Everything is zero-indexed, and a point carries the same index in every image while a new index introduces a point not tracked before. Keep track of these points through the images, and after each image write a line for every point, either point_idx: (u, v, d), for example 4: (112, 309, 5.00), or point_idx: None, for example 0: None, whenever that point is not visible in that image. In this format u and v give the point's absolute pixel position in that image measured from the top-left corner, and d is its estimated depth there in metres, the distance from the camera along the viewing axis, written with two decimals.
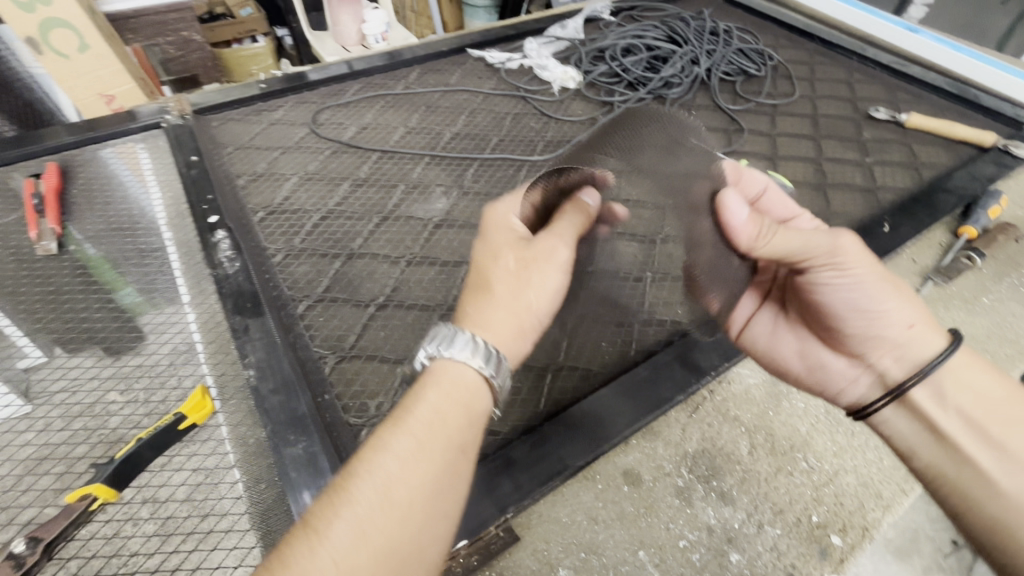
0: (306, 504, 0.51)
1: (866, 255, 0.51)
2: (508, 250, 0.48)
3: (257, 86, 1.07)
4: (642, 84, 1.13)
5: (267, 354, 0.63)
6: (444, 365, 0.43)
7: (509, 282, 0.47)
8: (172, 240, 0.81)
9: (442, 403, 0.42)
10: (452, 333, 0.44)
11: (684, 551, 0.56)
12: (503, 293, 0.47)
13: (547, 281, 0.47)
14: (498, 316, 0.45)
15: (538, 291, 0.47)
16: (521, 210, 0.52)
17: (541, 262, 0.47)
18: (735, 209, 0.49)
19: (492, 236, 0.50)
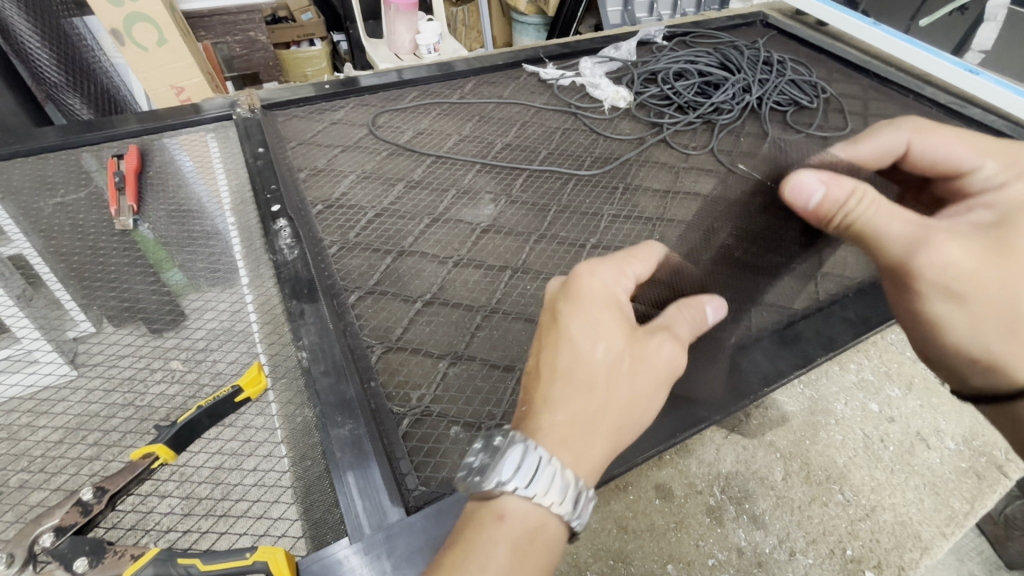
0: (350, 485, 0.53)
1: (958, 269, 0.39)
2: (619, 337, 0.43)
3: (322, 86, 1.13)
4: (692, 108, 1.14)
5: (320, 338, 0.66)
6: (518, 502, 0.39)
7: (618, 381, 0.42)
8: (234, 225, 0.86)
9: (534, 533, 0.39)
10: (532, 465, 0.38)
11: (712, 569, 0.57)
12: (603, 400, 0.41)
13: (644, 402, 0.44)
14: (602, 434, 0.41)
15: (637, 404, 0.43)
16: (619, 283, 0.46)
17: (655, 368, 0.44)
18: (804, 188, 0.42)
19: (596, 315, 0.44)
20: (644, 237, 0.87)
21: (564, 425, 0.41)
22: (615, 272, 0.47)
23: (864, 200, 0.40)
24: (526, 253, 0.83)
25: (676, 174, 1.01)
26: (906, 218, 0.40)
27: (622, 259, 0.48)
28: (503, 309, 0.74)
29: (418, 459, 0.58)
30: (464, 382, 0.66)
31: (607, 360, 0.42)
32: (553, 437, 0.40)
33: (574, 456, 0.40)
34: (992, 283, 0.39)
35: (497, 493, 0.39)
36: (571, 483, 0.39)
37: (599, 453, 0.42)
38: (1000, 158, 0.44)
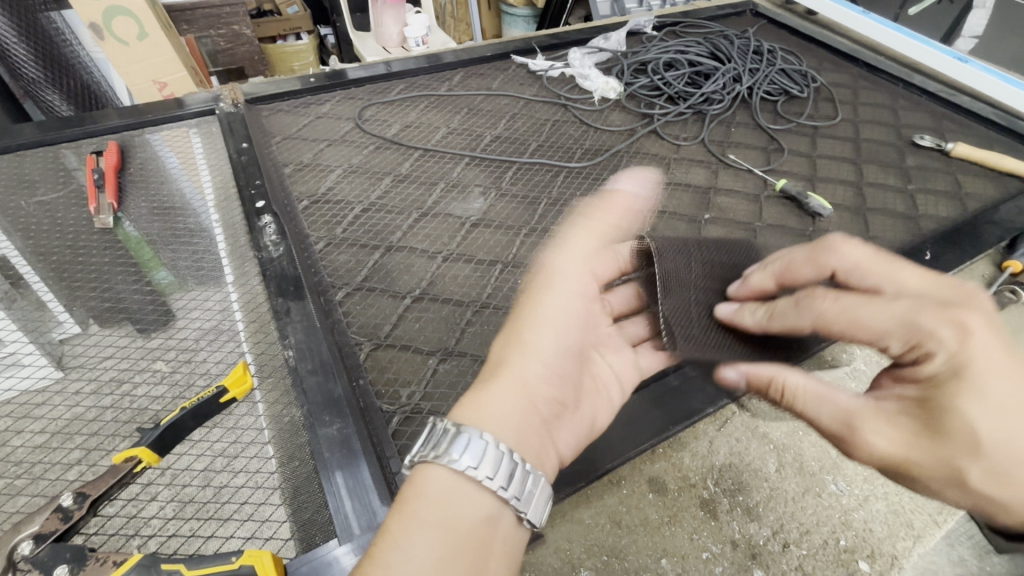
0: (338, 485, 0.52)
1: (886, 455, 0.41)
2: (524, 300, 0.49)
3: (307, 80, 1.11)
4: (683, 99, 1.13)
5: (307, 336, 0.65)
6: (428, 474, 0.38)
7: (518, 327, 0.46)
8: (219, 222, 0.84)
9: (443, 500, 0.37)
10: (442, 434, 0.39)
11: (707, 562, 0.56)
12: (503, 348, 0.45)
13: (539, 343, 0.45)
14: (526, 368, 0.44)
15: (534, 342, 0.45)
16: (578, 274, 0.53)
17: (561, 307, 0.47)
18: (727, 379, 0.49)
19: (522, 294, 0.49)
20: None
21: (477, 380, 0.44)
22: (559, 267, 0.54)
23: (786, 393, 0.46)
24: (516, 247, 0.82)
25: (667, 165, 1.00)
26: (833, 404, 0.44)
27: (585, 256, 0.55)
28: (494, 304, 0.73)
29: (408, 457, 0.57)
30: (455, 378, 0.65)
31: (526, 316, 0.46)
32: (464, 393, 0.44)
33: (473, 404, 0.42)
34: (934, 462, 0.38)
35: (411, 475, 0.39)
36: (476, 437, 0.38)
37: (506, 398, 0.42)
38: (924, 330, 0.40)
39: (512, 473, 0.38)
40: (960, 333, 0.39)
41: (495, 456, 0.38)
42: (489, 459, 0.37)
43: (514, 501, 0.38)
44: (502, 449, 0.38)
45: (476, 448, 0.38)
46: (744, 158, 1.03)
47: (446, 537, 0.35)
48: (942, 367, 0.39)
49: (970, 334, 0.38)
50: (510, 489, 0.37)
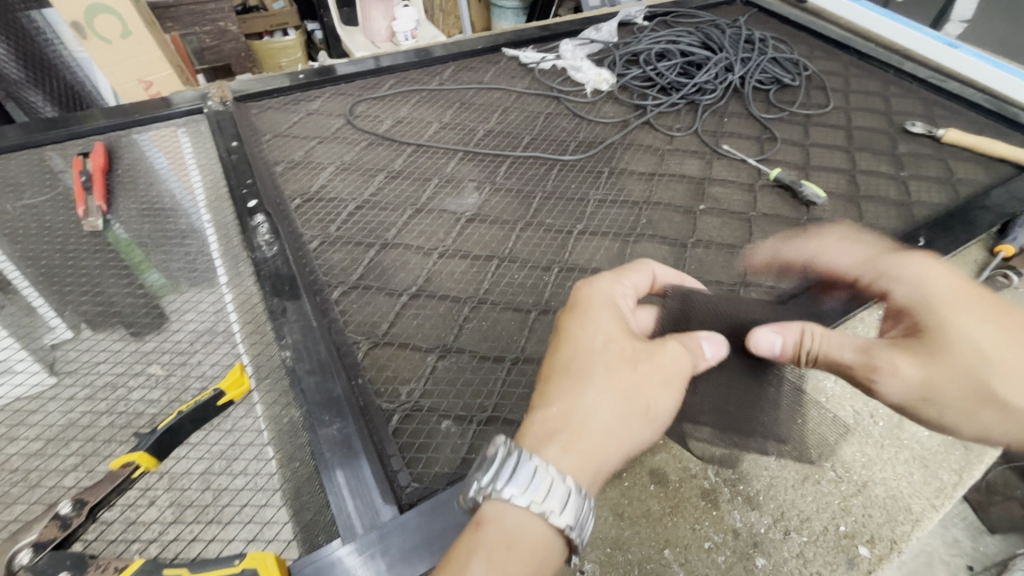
0: (339, 484, 0.52)
1: (916, 375, 0.45)
2: (621, 338, 0.48)
3: (297, 77, 1.10)
4: (675, 90, 1.13)
5: (304, 336, 0.64)
6: (498, 508, 0.41)
7: (618, 372, 0.46)
8: (210, 223, 0.83)
9: (513, 536, 0.40)
10: (509, 464, 0.41)
11: (710, 552, 0.54)
12: (603, 394, 0.44)
13: (652, 405, 0.46)
14: (602, 414, 0.44)
15: (645, 404, 0.46)
16: (621, 294, 0.54)
17: (652, 354, 0.48)
18: (765, 341, 0.52)
19: (595, 313, 0.50)
20: (630, 221, 0.86)
21: (557, 419, 0.44)
22: (614, 283, 0.54)
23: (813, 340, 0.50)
24: (512, 241, 0.82)
25: (661, 156, 1.00)
26: (851, 341, 0.49)
27: (625, 274, 0.55)
28: (491, 299, 0.73)
29: (409, 455, 0.57)
30: (454, 375, 0.64)
31: (601, 360, 0.46)
32: (543, 432, 0.43)
33: (565, 450, 0.43)
34: (953, 376, 0.44)
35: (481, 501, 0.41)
36: (550, 481, 0.40)
37: (601, 447, 0.44)
38: (888, 273, 0.52)
39: (577, 510, 0.40)
40: (917, 271, 0.50)
41: (561, 495, 0.40)
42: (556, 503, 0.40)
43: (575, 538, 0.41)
44: (567, 486, 0.40)
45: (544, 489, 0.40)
46: (737, 148, 1.03)
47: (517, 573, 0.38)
48: (909, 297, 0.49)
49: (925, 271, 0.50)
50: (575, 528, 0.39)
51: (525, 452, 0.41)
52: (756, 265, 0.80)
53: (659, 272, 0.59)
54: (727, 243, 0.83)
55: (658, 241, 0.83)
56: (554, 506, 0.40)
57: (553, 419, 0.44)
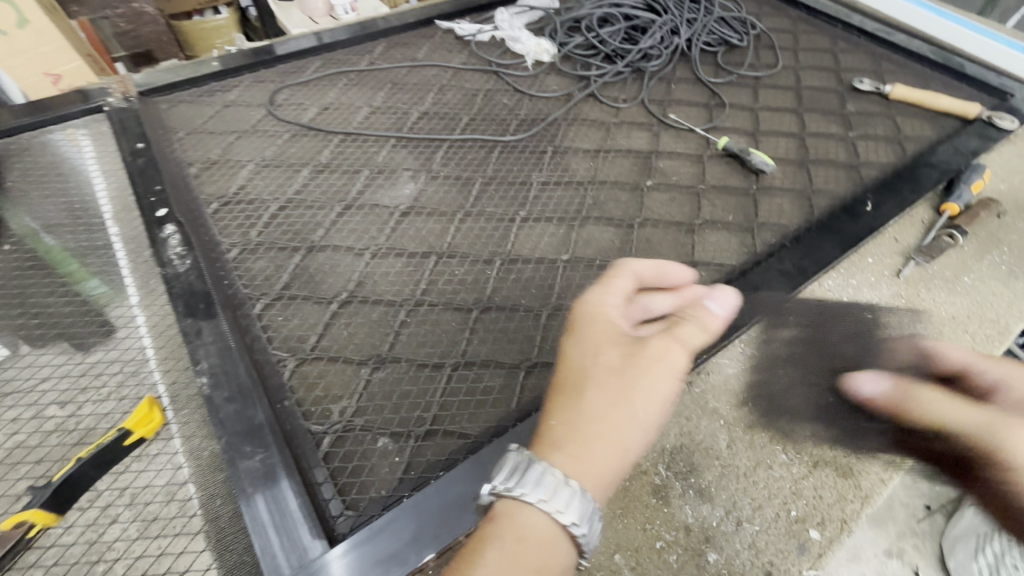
0: (261, 522, 0.48)
1: None
2: (609, 344, 0.43)
3: (208, 64, 1.00)
4: (620, 57, 1.07)
5: (221, 359, 0.59)
6: (512, 507, 0.38)
7: (610, 383, 0.41)
8: (118, 236, 0.74)
9: (524, 534, 0.37)
10: (521, 465, 0.38)
11: (661, 552, 0.52)
12: (598, 402, 0.40)
13: (652, 407, 0.41)
14: (598, 428, 0.39)
15: (643, 406, 0.40)
16: (615, 301, 0.47)
17: (650, 357, 0.42)
18: (865, 383, 0.53)
19: (585, 327, 0.45)
20: (575, 203, 0.82)
21: (556, 431, 0.40)
22: (603, 293, 0.47)
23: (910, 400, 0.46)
24: (451, 234, 0.76)
25: (608, 130, 0.95)
26: (961, 407, 0.41)
27: (614, 278, 0.49)
28: (428, 300, 0.68)
29: (342, 481, 0.53)
30: (390, 387, 0.60)
31: (592, 371, 0.42)
32: (545, 441, 0.40)
33: (569, 460, 0.39)
34: None
35: (495, 501, 0.39)
36: (565, 483, 0.37)
37: (605, 458, 0.39)
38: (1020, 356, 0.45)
39: (584, 512, 0.37)
40: None
41: (567, 494, 0.37)
42: (570, 506, 0.37)
43: (584, 541, 0.38)
44: (576, 487, 0.37)
45: (558, 489, 0.37)
46: (685, 117, 0.99)
47: (523, 571, 0.35)
48: None
49: None
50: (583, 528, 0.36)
51: (529, 459, 0.38)
52: (704, 242, 0.77)
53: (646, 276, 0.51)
54: (675, 221, 0.80)
55: (605, 223, 0.80)
56: (559, 505, 0.37)
57: (552, 430, 0.40)
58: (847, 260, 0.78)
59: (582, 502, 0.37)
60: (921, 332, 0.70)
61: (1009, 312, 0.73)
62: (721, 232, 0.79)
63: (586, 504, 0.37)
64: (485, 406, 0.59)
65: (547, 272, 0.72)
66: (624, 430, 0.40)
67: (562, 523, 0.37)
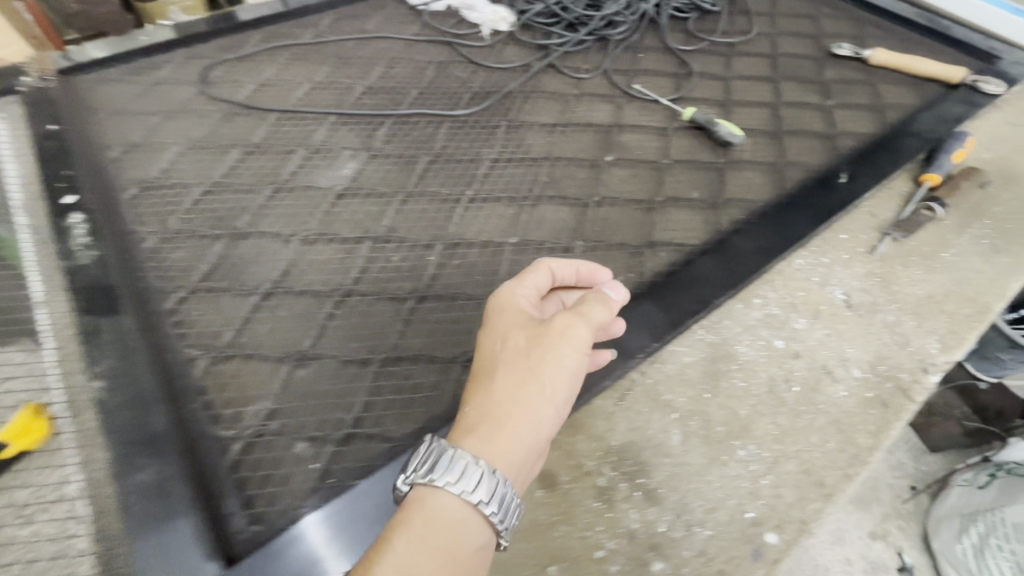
0: (149, 543, 0.44)
1: None
2: (518, 328, 0.42)
3: (136, 39, 0.93)
4: (583, 25, 1.00)
5: (122, 360, 0.54)
6: (426, 492, 0.36)
7: (518, 364, 0.39)
8: (24, 227, 0.68)
9: (434, 518, 0.35)
10: (433, 450, 0.36)
11: (602, 562, 0.47)
12: (508, 384, 0.39)
13: (561, 385, 0.39)
14: (509, 408, 0.38)
15: (554, 384, 0.39)
16: (527, 293, 0.46)
17: (556, 336, 0.41)
18: None
19: (496, 318, 0.43)
20: (528, 181, 0.76)
21: (470, 417, 0.38)
22: (517, 286, 0.46)
23: None
24: (390, 217, 0.70)
25: (567, 103, 0.88)
26: None
27: (528, 271, 0.47)
28: (359, 290, 0.62)
29: (249, 492, 0.48)
30: (310, 387, 0.54)
31: (501, 356, 0.40)
32: (460, 428, 0.38)
33: (482, 441, 0.37)
34: None
35: (410, 489, 0.37)
36: (476, 463, 0.35)
37: (519, 438, 0.38)
38: None
39: (496, 490, 0.35)
40: None
41: (477, 473, 0.35)
42: (479, 485, 0.35)
43: (500, 520, 0.36)
44: (486, 466, 0.35)
45: (467, 471, 0.35)
46: (651, 88, 0.92)
47: (430, 555, 0.33)
48: None
49: None
50: (494, 506, 0.34)
51: (439, 442, 0.36)
52: (665, 221, 0.71)
53: (563, 271, 0.48)
54: (635, 198, 0.74)
55: (558, 202, 0.74)
56: (469, 486, 0.35)
57: (466, 415, 0.38)
58: (819, 236, 0.72)
59: (493, 481, 0.35)
60: (896, 313, 0.65)
61: (990, 289, 0.68)
62: (684, 210, 0.73)
63: (498, 482, 0.35)
64: (415, 405, 0.54)
65: (492, 257, 0.66)
66: (537, 409, 0.38)
67: (475, 503, 0.35)
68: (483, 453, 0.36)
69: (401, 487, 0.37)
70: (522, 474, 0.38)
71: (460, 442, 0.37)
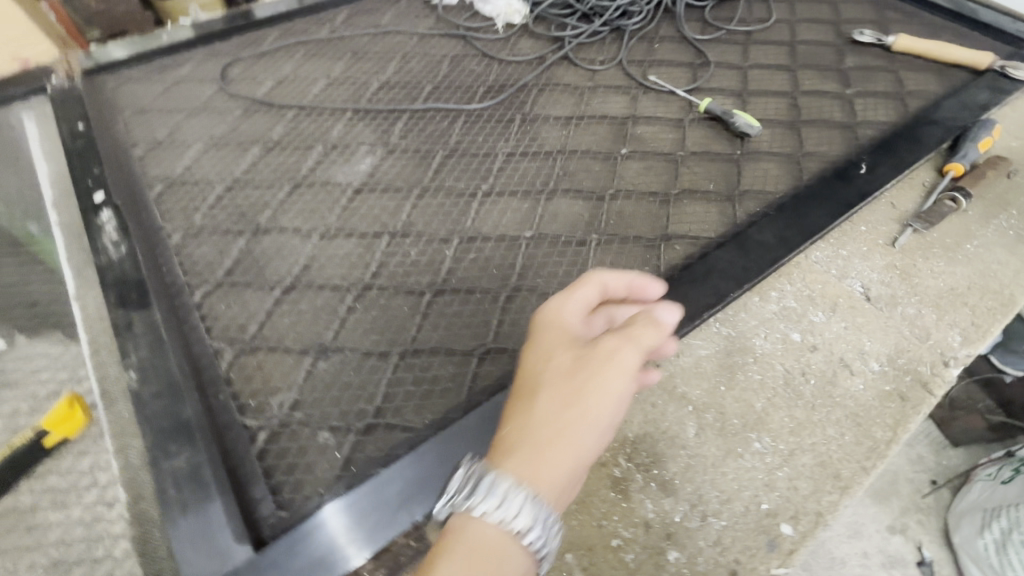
0: (184, 526, 0.46)
1: None
2: (563, 347, 0.41)
3: (158, 38, 0.94)
4: (598, 16, 1.00)
5: (152, 352, 0.56)
6: (466, 519, 0.35)
7: (562, 386, 0.38)
8: (57, 223, 0.70)
9: (476, 546, 0.34)
10: (472, 477, 0.36)
11: (617, 551, 0.48)
12: (552, 406, 0.37)
13: (605, 410, 0.37)
14: (550, 432, 0.37)
15: (598, 408, 0.37)
16: (575, 309, 0.44)
17: (601, 358, 0.39)
18: None
19: (542, 335, 0.42)
20: (543, 174, 0.76)
21: (510, 438, 0.38)
22: (565, 302, 0.45)
23: None
24: (407, 212, 0.71)
25: (582, 95, 0.88)
26: None
27: (576, 285, 0.46)
28: (378, 284, 0.63)
29: (274, 479, 0.50)
30: (331, 378, 0.56)
31: (545, 375, 0.39)
32: (500, 449, 0.38)
33: (522, 464, 0.36)
34: None
35: (450, 515, 0.36)
36: (516, 491, 0.34)
37: (559, 463, 0.36)
38: None
39: (537, 518, 0.34)
40: None
41: (517, 500, 0.34)
42: (520, 513, 0.34)
43: (540, 549, 0.35)
44: (527, 493, 0.34)
45: (508, 497, 0.34)
46: (667, 79, 0.91)
47: None
48: None
49: None
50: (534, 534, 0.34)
51: (480, 467, 0.36)
52: (681, 214, 0.71)
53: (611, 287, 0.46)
54: (651, 191, 0.74)
55: (573, 195, 0.74)
56: (509, 514, 0.34)
57: (507, 437, 0.38)
58: (837, 228, 0.71)
59: (534, 508, 0.34)
60: (917, 305, 0.64)
61: (1016, 282, 0.66)
62: (700, 202, 0.73)
63: (539, 509, 0.34)
64: (434, 397, 0.55)
65: (509, 251, 0.67)
66: (577, 434, 0.37)
67: (515, 531, 0.34)
68: (520, 476, 0.35)
69: (442, 513, 0.36)
70: (564, 499, 0.37)
71: (499, 464, 0.36)
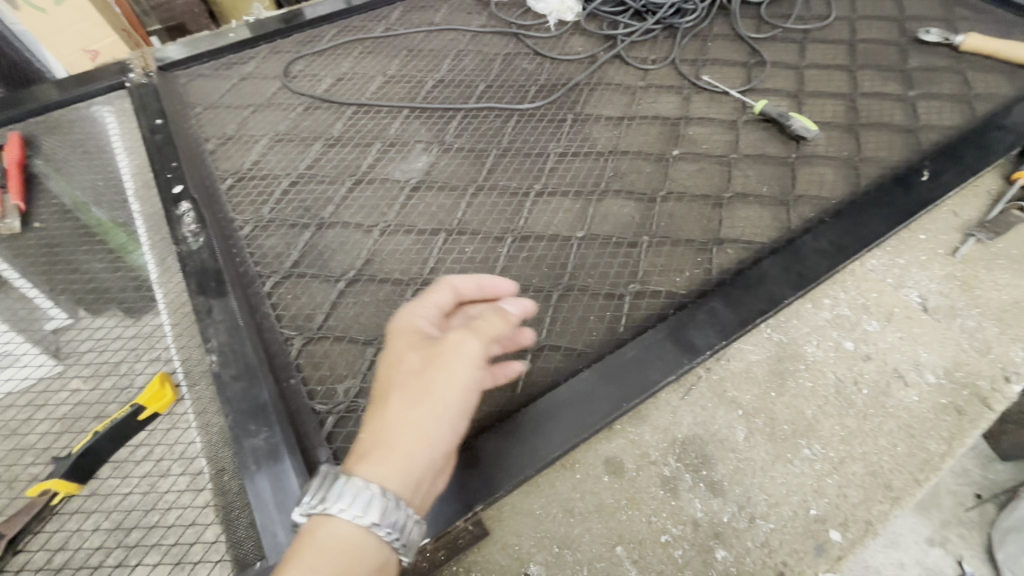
0: (265, 500, 0.50)
1: None
2: (410, 348, 0.41)
3: (225, 36, 0.99)
4: (651, 13, 1.00)
5: (230, 337, 0.60)
6: (322, 521, 0.34)
7: (408, 383, 0.38)
8: (139, 213, 0.76)
9: (329, 546, 0.34)
10: (325, 480, 0.35)
11: (666, 546, 0.50)
12: (399, 405, 0.37)
13: (451, 399, 0.38)
14: (400, 428, 0.36)
15: (444, 398, 0.37)
16: (427, 314, 0.46)
17: (445, 350, 0.39)
18: None
19: (393, 341, 0.43)
20: (594, 175, 0.77)
21: (366, 443, 0.37)
22: (414, 312, 0.45)
23: None
24: (462, 210, 0.74)
25: (634, 95, 0.88)
26: None
27: (427, 292, 0.47)
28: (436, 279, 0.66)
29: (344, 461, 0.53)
30: None
31: (394, 377, 0.39)
32: (355, 456, 0.37)
33: (376, 465, 0.35)
34: None
35: (307, 521, 0.35)
36: (365, 489, 0.34)
37: (411, 457, 0.36)
38: None
39: (387, 512, 0.34)
40: None
41: (368, 497, 0.34)
42: (369, 508, 0.34)
43: (396, 541, 0.34)
44: (376, 489, 0.34)
45: (359, 496, 0.34)
46: (720, 79, 0.91)
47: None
48: None
49: None
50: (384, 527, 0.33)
51: (332, 470, 0.36)
52: (733, 218, 0.71)
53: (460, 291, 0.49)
54: (702, 194, 0.74)
55: (625, 197, 0.75)
56: (360, 510, 0.34)
57: (361, 443, 0.37)
58: (895, 236, 0.70)
59: (384, 502, 0.34)
60: (977, 318, 0.63)
61: None
62: (753, 207, 0.73)
63: (388, 500, 0.34)
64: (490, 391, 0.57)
65: (561, 250, 0.69)
66: (428, 425, 0.37)
67: (367, 526, 0.34)
68: (372, 477, 0.35)
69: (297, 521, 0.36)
70: (420, 491, 0.37)
71: (353, 470, 0.35)
